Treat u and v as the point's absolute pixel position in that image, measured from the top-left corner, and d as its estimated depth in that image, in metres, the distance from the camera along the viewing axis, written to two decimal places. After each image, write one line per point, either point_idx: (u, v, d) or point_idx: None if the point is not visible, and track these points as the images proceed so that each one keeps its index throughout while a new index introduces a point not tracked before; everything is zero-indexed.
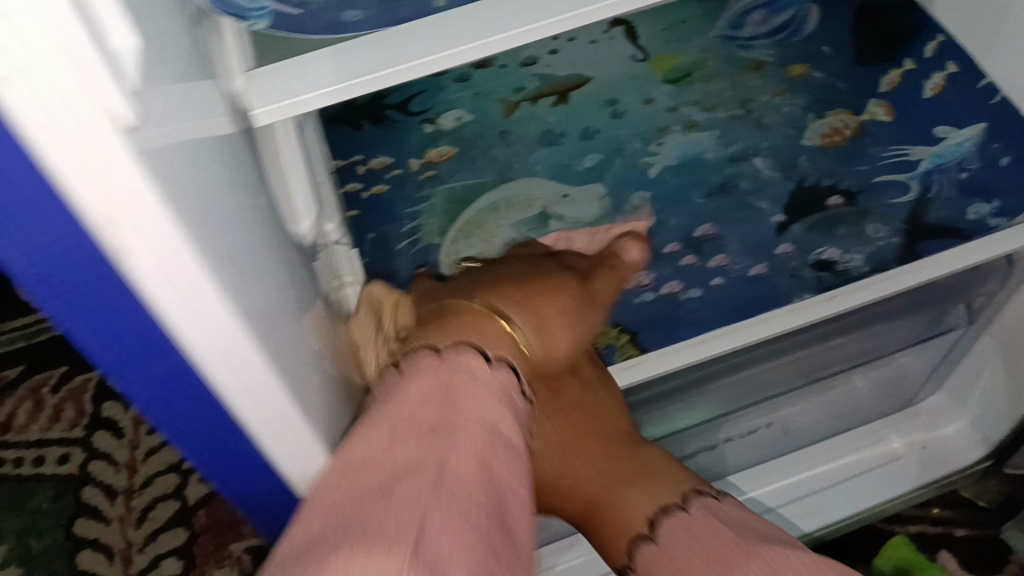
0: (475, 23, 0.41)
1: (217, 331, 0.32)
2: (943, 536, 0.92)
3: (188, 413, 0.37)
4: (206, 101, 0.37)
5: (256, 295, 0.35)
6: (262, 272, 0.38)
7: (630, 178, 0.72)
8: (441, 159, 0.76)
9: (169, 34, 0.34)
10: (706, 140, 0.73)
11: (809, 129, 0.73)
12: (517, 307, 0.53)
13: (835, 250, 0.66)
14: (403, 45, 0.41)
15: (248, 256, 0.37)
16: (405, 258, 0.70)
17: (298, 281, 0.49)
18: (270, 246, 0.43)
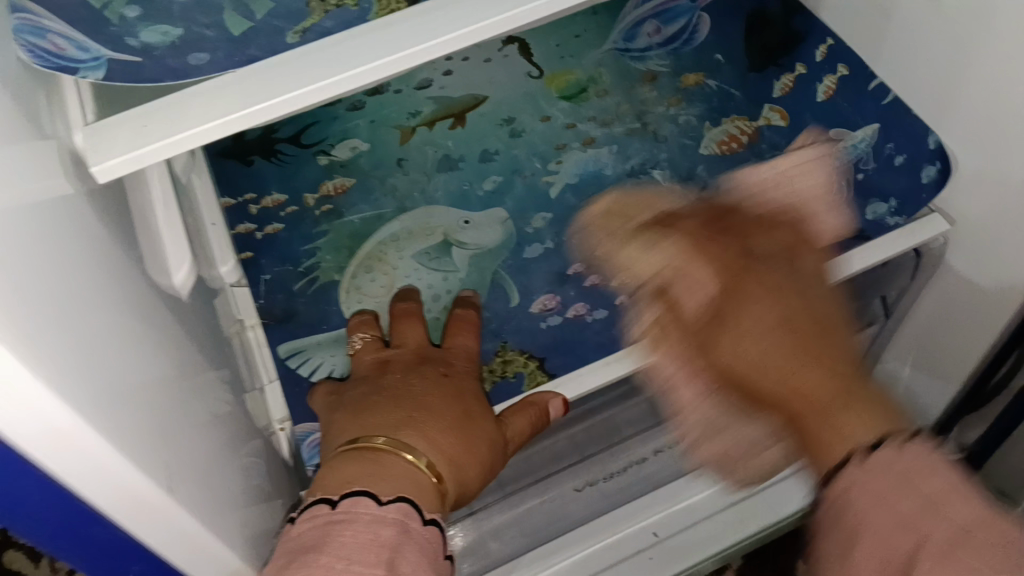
0: (326, 58, 0.39)
1: (47, 426, 0.29)
2: None
3: (30, 505, 0.34)
4: (41, 161, 0.34)
5: (108, 376, 0.32)
6: (117, 343, 0.35)
7: (531, 199, 0.71)
8: (338, 192, 0.73)
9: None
10: (604, 156, 0.72)
11: (706, 138, 0.72)
12: (419, 440, 0.52)
13: None
14: (262, 84, 0.38)
15: (99, 329, 0.34)
16: (303, 299, 0.67)
17: (177, 341, 0.46)
18: (133, 310, 0.40)
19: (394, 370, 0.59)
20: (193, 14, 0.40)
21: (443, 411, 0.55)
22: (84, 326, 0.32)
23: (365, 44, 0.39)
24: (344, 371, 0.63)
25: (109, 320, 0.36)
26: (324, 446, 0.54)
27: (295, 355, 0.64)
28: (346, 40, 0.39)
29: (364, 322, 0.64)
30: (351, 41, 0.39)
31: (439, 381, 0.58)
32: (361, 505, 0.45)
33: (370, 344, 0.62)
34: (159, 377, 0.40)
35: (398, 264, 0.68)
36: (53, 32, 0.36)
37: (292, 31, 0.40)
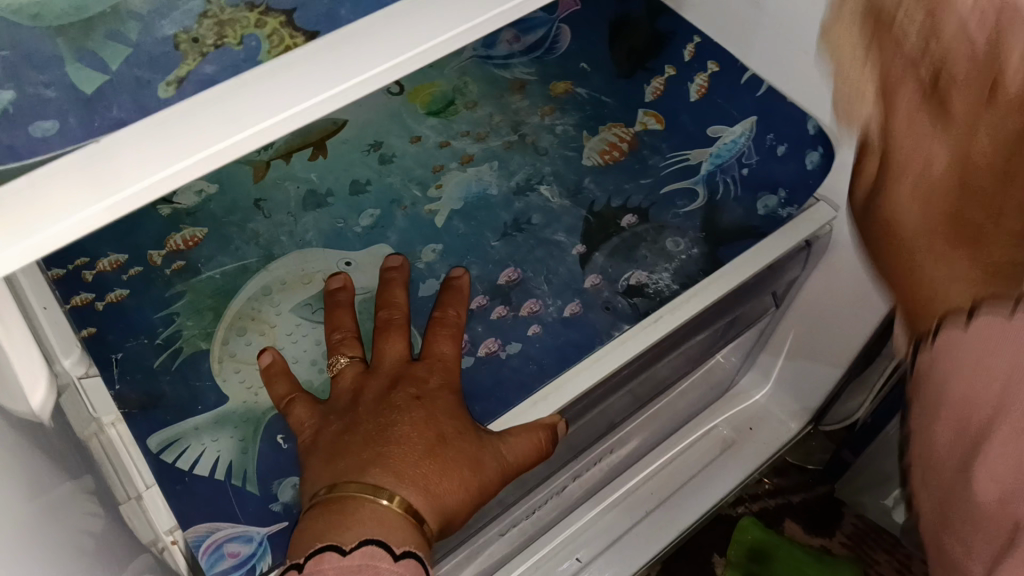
0: (141, 141, 0.30)
1: None
2: (785, 507, 0.93)
3: None
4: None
5: None
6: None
7: (416, 231, 0.65)
8: (189, 244, 0.63)
9: None
10: (487, 175, 0.68)
11: (586, 148, 0.70)
12: (399, 476, 0.47)
13: (641, 273, 0.63)
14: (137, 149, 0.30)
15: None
16: (170, 375, 0.57)
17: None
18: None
19: (366, 402, 0.53)
20: (23, 72, 0.31)
21: (422, 432, 0.50)
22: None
23: (194, 129, 0.31)
24: (230, 457, 0.54)
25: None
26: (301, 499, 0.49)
27: (171, 446, 0.54)
28: (145, 137, 0.30)
29: (278, 368, 0.56)
30: (170, 125, 0.31)
31: (413, 404, 0.51)
32: (326, 561, 0.41)
33: (352, 366, 0.56)
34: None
35: (276, 320, 0.60)
36: None
37: (165, 83, 0.32)
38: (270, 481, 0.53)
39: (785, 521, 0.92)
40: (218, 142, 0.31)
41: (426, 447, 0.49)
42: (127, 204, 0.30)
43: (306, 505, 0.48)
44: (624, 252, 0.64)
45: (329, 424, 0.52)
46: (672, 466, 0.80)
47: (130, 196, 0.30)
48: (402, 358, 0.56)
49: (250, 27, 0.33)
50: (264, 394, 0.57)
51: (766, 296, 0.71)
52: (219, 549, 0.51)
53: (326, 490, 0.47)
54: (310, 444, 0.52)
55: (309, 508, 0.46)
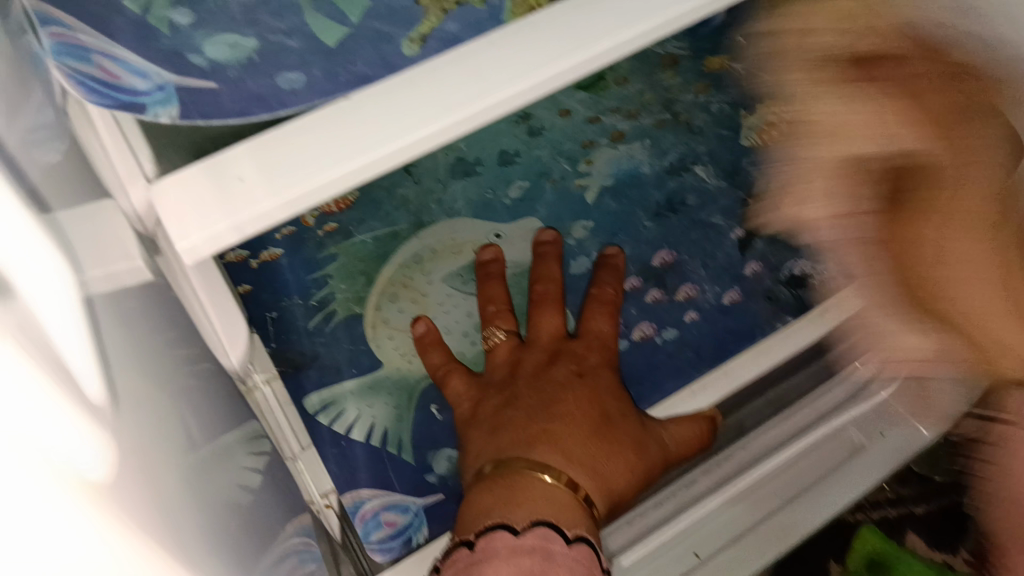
0: (359, 120, 0.29)
1: None
2: (905, 517, 0.88)
3: None
4: (89, 221, 0.23)
5: (159, 484, 0.20)
6: (136, 394, 0.22)
7: (566, 206, 0.63)
8: (339, 207, 0.62)
9: (11, 116, 0.20)
10: (638, 152, 0.66)
11: (744, 128, 0.67)
12: (564, 455, 0.45)
13: (806, 263, 0.60)
14: (349, 134, 0.29)
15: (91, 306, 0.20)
16: (325, 339, 0.57)
17: (204, 398, 0.33)
18: (160, 361, 0.27)
19: (525, 377, 0.52)
20: (262, 17, 0.30)
21: (585, 412, 0.48)
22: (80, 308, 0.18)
23: (379, 112, 0.29)
24: (386, 423, 0.54)
25: (128, 360, 0.22)
26: (464, 475, 0.48)
27: (327, 408, 0.54)
28: (299, 145, 0.28)
29: (431, 339, 0.55)
30: (326, 121, 0.29)
31: (574, 382, 0.50)
32: (497, 538, 0.39)
33: (508, 341, 0.55)
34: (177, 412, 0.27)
35: (427, 289, 0.59)
36: (97, 49, 0.26)
37: (408, 39, 0.30)
38: (425, 451, 0.53)
39: (906, 532, 0.88)
40: (411, 133, 0.29)
41: (592, 429, 0.48)
42: (259, 221, 0.27)
43: (470, 480, 0.47)
44: (786, 240, 0.62)
45: (488, 398, 0.52)
46: None
47: (263, 213, 0.27)
48: (559, 334, 0.55)
49: None
50: (418, 361, 0.56)
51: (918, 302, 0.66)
52: (372, 519, 0.51)
53: (491, 465, 0.46)
54: (469, 418, 0.51)
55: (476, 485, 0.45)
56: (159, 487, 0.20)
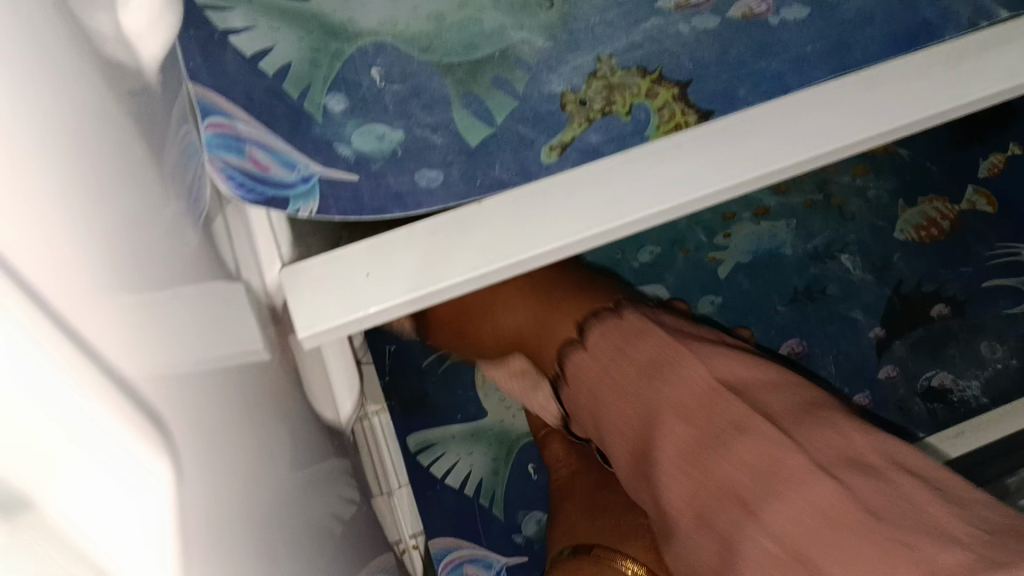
0: (487, 228, 0.29)
1: None
2: None
3: None
4: (219, 313, 0.24)
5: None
6: (258, 492, 0.23)
7: (696, 279, 0.62)
8: None
9: (171, 238, 0.21)
10: (782, 231, 0.63)
11: (901, 220, 0.63)
12: (653, 550, 0.44)
13: (947, 375, 0.57)
14: (477, 240, 0.29)
15: (241, 486, 0.21)
16: (436, 379, 0.58)
17: (318, 455, 0.35)
18: (280, 440, 0.28)
19: None
20: (413, 109, 0.31)
21: None
22: (238, 502, 0.20)
23: (508, 221, 0.29)
24: (483, 472, 0.55)
25: (256, 473, 0.23)
26: (552, 551, 0.48)
27: (427, 449, 0.55)
28: (428, 248, 0.28)
29: None
30: (453, 227, 0.29)
31: None
32: None
33: None
34: (292, 489, 0.28)
35: None
36: (250, 144, 0.27)
37: (548, 147, 0.30)
38: (516, 510, 0.54)
39: None
40: (537, 248, 0.28)
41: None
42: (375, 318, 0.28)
43: (553, 558, 0.48)
44: (931, 349, 0.58)
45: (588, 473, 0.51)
46: None
47: (380, 312, 0.28)
48: None
49: (641, 97, 0.31)
50: (521, 418, 0.57)
51: None
52: (456, 568, 0.52)
53: (577, 550, 0.46)
54: (566, 490, 0.51)
55: (557, 567, 0.46)
56: None
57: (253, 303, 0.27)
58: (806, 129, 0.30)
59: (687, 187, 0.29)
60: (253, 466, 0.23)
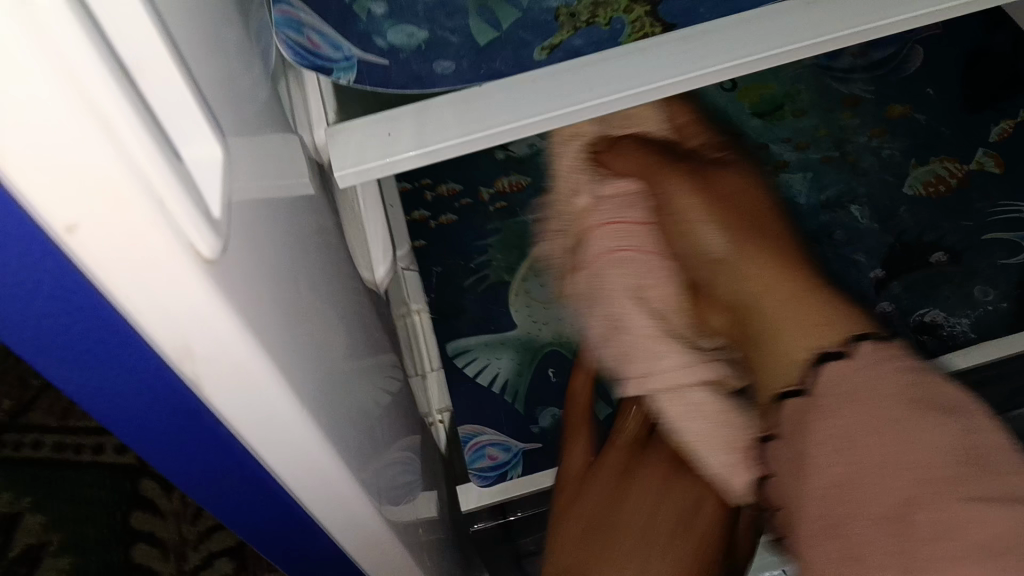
0: (486, 105, 0.37)
1: (280, 429, 0.25)
2: None
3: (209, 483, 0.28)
4: (280, 155, 0.33)
5: (309, 332, 0.29)
6: (299, 267, 0.31)
7: None
8: (514, 188, 0.70)
9: (239, 75, 0.29)
10: (798, 183, 0.69)
11: (911, 177, 0.68)
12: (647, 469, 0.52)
13: (939, 313, 0.62)
14: (478, 113, 0.37)
15: (281, 246, 0.29)
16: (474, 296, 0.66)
17: (359, 296, 0.43)
18: (324, 257, 0.36)
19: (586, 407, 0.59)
20: (438, 17, 0.39)
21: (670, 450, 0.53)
22: (277, 249, 0.27)
23: (504, 100, 0.37)
24: (509, 375, 0.63)
25: (298, 258, 0.31)
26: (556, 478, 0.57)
27: (462, 354, 0.64)
28: (440, 118, 0.37)
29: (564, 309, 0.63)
30: (461, 104, 0.37)
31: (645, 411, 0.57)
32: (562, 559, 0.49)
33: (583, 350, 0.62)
34: (335, 302, 0.36)
35: None
36: (309, 29, 0.36)
37: (541, 48, 0.38)
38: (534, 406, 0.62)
39: None
40: (526, 118, 0.36)
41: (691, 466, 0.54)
42: (392, 166, 0.36)
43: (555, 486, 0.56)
44: (925, 289, 0.63)
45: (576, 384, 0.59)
46: None
47: (396, 161, 0.36)
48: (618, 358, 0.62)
49: (620, 11, 0.38)
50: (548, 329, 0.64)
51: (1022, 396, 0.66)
52: (479, 450, 0.60)
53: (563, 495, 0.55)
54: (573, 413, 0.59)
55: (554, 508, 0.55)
56: (306, 329, 0.29)
57: (307, 152, 0.36)
58: (748, 40, 0.37)
59: (649, 79, 0.36)
60: (296, 251, 0.31)
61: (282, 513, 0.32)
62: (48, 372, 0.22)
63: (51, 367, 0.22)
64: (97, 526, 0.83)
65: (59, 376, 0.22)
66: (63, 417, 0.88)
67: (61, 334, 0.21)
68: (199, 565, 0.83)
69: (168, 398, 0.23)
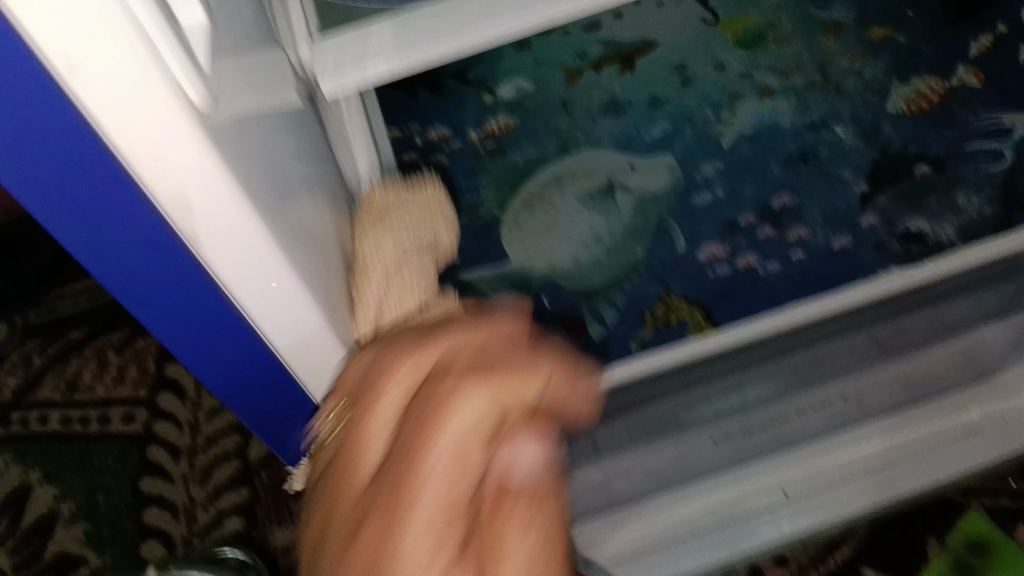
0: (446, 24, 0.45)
1: (253, 272, 0.29)
2: None
3: (207, 343, 0.32)
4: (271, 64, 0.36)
5: (297, 214, 0.33)
6: (287, 157, 0.35)
7: (702, 148, 0.69)
8: (503, 131, 0.72)
9: None
10: (782, 107, 0.70)
11: (893, 95, 0.69)
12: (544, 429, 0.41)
13: (924, 222, 0.63)
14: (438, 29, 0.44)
15: (272, 132, 0.33)
16: (468, 234, 0.67)
17: (335, 200, 0.48)
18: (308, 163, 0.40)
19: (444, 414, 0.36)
20: None
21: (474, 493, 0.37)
22: (268, 131, 0.32)
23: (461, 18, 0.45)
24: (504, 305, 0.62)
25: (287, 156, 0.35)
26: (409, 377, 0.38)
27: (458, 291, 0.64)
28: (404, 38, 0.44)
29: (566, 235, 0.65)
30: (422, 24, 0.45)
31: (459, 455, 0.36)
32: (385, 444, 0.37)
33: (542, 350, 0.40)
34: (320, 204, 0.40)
35: (561, 204, 0.68)
36: None
37: None
38: None
39: None
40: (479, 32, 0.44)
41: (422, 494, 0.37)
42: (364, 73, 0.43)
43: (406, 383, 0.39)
44: (910, 200, 0.64)
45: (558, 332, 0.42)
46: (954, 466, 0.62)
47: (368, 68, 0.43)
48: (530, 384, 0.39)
49: None
50: (539, 261, 0.65)
51: None
52: None
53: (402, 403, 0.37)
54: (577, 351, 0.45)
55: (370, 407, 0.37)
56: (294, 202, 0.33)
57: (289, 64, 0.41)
58: None
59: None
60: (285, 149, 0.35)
61: (258, 369, 0.35)
62: (52, 221, 0.26)
63: (57, 217, 0.25)
64: (107, 491, 0.85)
65: (66, 230, 0.26)
66: (68, 392, 0.90)
67: (70, 184, 0.24)
68: (211, 524, 0.84)
69: (161, 245, 0.27)
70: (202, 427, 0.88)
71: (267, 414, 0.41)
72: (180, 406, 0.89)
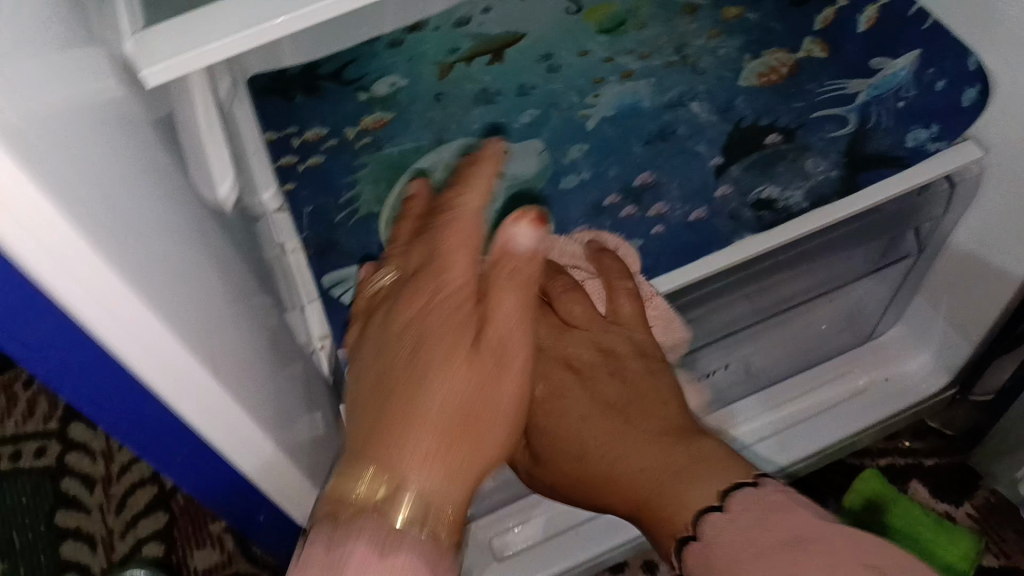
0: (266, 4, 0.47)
1: (126, 313, 0.29)
2: (912, 467, 0.95)
3: (80, 369, 0.34)
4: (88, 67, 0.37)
5: (153, 238, 0.33)
6: (130, 172, 0.35)
7: (568, 132, 0.71)
8: (377, 126, 0.73)
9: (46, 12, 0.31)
10: (642, 89, 0.73)
11: (745, 70, 0.72)
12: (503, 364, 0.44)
13: (774, 188, 0.66)
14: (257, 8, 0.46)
15: (109, 150, 0.33)
16: (346, 231, 0.68)
17: (199, 215, 0.49)
18: (156, 176, 0.41)
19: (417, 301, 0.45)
20: None
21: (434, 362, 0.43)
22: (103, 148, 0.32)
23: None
24: None
25: (130, 173, 0.35)
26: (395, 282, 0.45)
27: (338, 284, 0.65)
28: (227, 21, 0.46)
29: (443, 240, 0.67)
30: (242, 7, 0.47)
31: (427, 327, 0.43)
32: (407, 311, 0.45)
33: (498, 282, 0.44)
34: (175, 219, 0.41)
35: None
36: None
37: None
38: None
39: (910, 480, 0.94)
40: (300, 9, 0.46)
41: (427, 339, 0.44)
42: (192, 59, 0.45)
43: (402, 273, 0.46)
44: (761, 169, 0.67)
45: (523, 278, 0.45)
46: (814, 400, 0.83)
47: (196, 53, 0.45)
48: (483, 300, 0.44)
49: None
50: None
51: (909, 236, 0.75)
52: None
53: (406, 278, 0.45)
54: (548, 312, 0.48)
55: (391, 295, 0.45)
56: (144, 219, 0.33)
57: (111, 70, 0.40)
58: None
59: None
60: (128, 167, 0.35)
61: (131, 393, 0.36)
62: None
63: None
64: (24, 527, 0.91)
65: None
66: None
67: None
68: (128, 552, 0.91)
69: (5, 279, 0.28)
70: (115, 457, 0.96)
71: (159, 449, 0.42)
72: (96, 438, 0.97)
